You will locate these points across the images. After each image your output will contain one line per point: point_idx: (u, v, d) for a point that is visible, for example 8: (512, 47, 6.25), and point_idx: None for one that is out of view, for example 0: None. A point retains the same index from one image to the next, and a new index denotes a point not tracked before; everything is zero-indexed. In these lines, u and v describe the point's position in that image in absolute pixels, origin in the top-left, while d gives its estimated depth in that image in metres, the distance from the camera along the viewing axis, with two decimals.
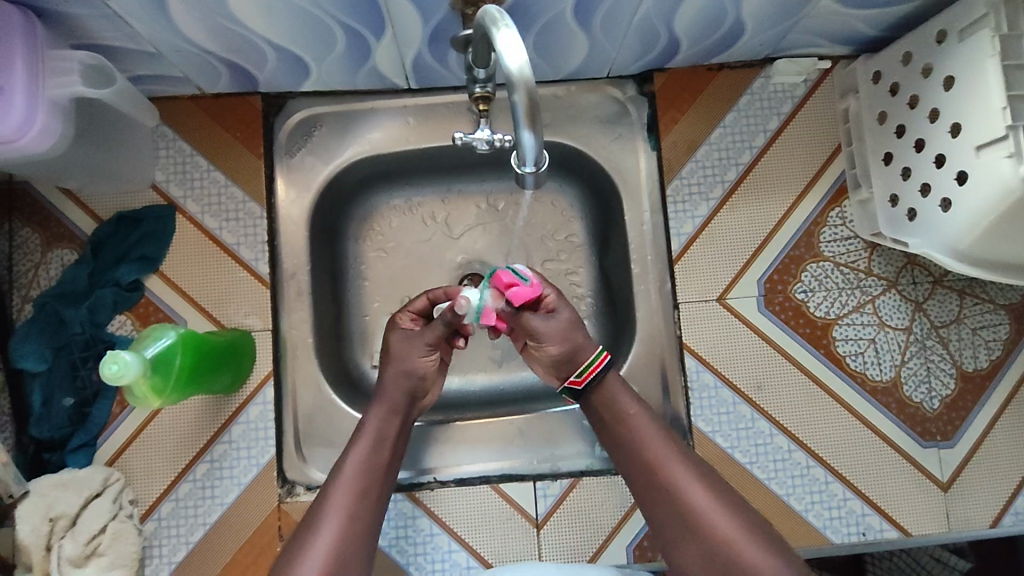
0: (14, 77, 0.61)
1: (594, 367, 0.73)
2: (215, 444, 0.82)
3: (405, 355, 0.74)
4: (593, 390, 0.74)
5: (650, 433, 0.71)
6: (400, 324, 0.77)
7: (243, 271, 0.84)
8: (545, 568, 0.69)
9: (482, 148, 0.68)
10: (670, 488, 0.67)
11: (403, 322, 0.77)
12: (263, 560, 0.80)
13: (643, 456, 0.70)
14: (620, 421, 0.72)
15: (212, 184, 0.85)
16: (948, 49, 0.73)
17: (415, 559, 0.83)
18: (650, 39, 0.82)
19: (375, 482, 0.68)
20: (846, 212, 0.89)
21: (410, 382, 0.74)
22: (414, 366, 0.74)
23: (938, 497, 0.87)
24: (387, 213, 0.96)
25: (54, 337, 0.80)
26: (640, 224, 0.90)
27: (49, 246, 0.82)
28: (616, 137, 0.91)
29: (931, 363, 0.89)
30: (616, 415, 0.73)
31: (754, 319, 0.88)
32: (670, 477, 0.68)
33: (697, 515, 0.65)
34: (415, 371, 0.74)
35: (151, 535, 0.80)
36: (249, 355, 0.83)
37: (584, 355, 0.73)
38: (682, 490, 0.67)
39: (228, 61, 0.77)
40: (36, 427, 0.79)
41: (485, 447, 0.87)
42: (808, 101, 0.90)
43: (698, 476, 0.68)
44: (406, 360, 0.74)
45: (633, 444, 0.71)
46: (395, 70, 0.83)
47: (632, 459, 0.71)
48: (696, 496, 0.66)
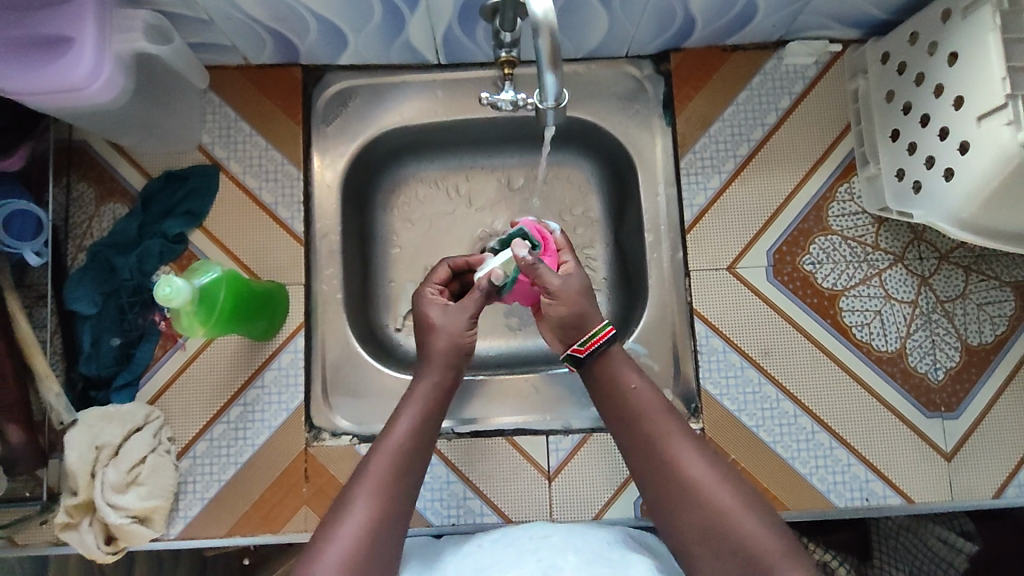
0: (85, 31, 0.68)
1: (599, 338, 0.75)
2: (249, 388, 0.87)
3: (453, 328, 0.76)
4: (594, 361, 0.76)
5: (654, 407, 0.73)
6: (425, 297, 0.80)
7: (279, 228, 0.90)
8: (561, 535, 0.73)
9: (506, 108, 0.75)
10: (671, 461, 0.69)
11: (427, 297, 0.79)
12: (288, 499, 0.85)
13: (643, 428, 0.72)
14: (622, 395, 0.74)
15: (254, 147, 0.91)
16: (952, 26, 0.76)
17: (432, 504, 0.87)
18: (666, 18, 0.86)
19: (411, 460, 0.69)
20: (855, 188, 0.93)
21: (458, 355, 0.76)
22: (463, 340, 0.76)
23: (941, 467, 0.88)
24: (414, 183, 1.01)
25: (105, 282, 0.86)
26: (654, 196, 0.95)
27: (102, 200, 0.89)
28: (632, 113, 0.96)
29: (937, 336, 0.90)
30: (616, 389, 0.74)
31: (762, 288, 0.91)
32: (672, 450, 0.70)
33: (699, 486, 0.67)
34: (462, 343, 0.76)
35: (186, 472, 0.85)
36: (284, 304, 0.88)
37: (591, 327, 0.76)
38: (683, 463, 0.69)
39: (273, 30, 0.83)
40: (85, 364, 0.85)
41: (502, 402, 0.92)
42: (820, 81, 0.94)
43: (699, 450, 0.70)
44: (452, 333, 0.76)
45: (635, 418, 0.73)
46: (426, 44, 0.89)
47: (632, 433, 0.72)
48: (696, 470, 0.68)
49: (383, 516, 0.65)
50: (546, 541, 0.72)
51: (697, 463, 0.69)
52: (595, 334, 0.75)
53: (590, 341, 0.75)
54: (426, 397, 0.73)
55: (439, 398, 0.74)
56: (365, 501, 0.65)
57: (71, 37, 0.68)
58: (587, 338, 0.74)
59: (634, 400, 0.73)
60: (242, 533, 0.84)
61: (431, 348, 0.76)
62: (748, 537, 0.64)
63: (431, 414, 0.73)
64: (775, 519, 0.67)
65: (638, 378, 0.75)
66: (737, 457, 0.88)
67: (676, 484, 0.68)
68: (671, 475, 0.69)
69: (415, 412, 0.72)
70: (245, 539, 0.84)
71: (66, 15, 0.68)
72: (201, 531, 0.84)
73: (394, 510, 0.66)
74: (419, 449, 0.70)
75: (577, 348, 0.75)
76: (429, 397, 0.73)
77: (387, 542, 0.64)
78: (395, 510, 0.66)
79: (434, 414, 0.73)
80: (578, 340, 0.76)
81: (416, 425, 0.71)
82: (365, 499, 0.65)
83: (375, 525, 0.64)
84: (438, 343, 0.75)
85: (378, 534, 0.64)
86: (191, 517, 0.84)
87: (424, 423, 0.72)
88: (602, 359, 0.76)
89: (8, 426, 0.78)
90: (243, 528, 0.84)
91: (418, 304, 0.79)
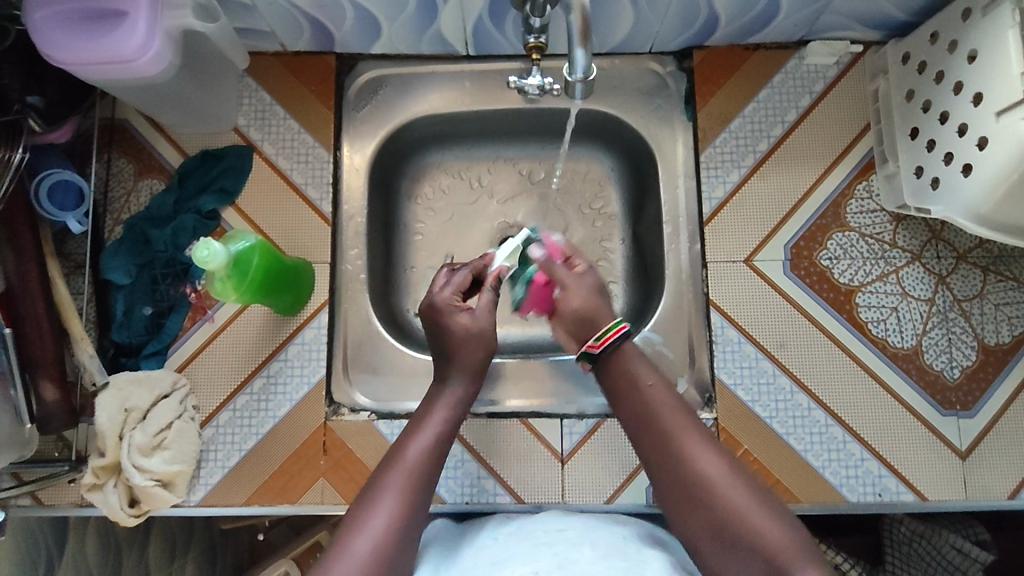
0: (139, 7, 0.72)
1: (612, 334, 0.77)
2: (273, 360, 0.89)
3: (481, 326, 0.80)
4: (608, 359, 0.77)
5: (666, 405, 0.74)
6: (435, 304, 0.81)
7: (308, 208, 0.93)
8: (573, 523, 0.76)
9: (533, 92, 0.78)
10: (682, 458, 0.70)
11: (440, 301, 0.80)
12: (307, 471, 0.87)
13: (653, 423, 0.73)
14: (633, 394, 0.75)
15: (288, 130, 0.94)
16: (972, 24, 0.77)
17: (446, 483, 0.88)
18: (691, 14, 0.89)
19: (438, 460, 0.72)
20: (873, 186, 0.94)
21: (485, 357, 0.80)
22: (489, 334, 0.80)
23: (956, 465, 0.88)
24: (439, 173, 1.04)
25: (140, 254, 0.89)
26: (673, 188, 0.96)
27: (140, 176, 0.92)
28: (655, 107, 0.98)
29: (953, 335, 0.91)
30: (627, 388, 0.76)
31: (778, 281, 0.92)
32: (683, 449, 0.71)
33: (709, 483, 0.68)
34: (488, 340, 0.80)
35: (208, 440, 0.87)
36: (309, 281, 0.90)
37: (603, 323, 0.78)
38: (694, 460, 0.70)
39: (311, 17, 0.87)
40: (118, 332, 0.88)
41: (517, 386, 0.93)
42: (841, 81, 0.96)
43: (710, 446, 0.71)
44: (480, 332, 0.80)
45: (645, 415, 0.74)
46: (457, 35, 0.92)
47: (643, 431, 0.74)
48: (708, 467, 0.69)
49: (406, 515, 0.67)
50: (561, 535, 0.73)
51: (708, 461, 0.70)
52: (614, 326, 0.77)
53: (606, 335, 0.77)
54: (452, 400, 0.77)
55: (464, 402, 0.79)
56: (394, 494, 0.68)
57: (125, 11, 0.72)
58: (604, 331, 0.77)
59: (644, 399, 0.75)
60: (260, 503, 0.86)
61: (458, 351, 0.79)
62: (759, 533, 0.65)
63: (456, 416, 0.77)
64: (779, 512, 0.67)
65: (648, 376, 0.76)
66: (750, 447, 0.88)
67: (687, 482, 0.69)
68: (683, 473, 0.70)
69: (441, 416, 0.75)
70: (263, 508, 0.86)
71: None
72: (221, 498, 0.86)
73: (416, 510, 0.68)
74: (446, 448, 0.74)
75: (593, 344, 0.77)
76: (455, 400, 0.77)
77: (413, 533, 0.67)
78: (421, 502, 0.69)
79: (458, 417, 0.77)
80: (593, 335, 0.78)
81: (444, 427, 0.75)
82: (394, 493, 0.68)
83: (404, 517, 0.67)
84: (467, 344, 0.79)
85: (407, 525, 0.67)
86: (212, 484, 0.86)
87: (450, 425, 0.76)
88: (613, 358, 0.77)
89: (44, 384, 0.80)
90: (261, 497, 0.86)
91: (434, 310, 0.80)
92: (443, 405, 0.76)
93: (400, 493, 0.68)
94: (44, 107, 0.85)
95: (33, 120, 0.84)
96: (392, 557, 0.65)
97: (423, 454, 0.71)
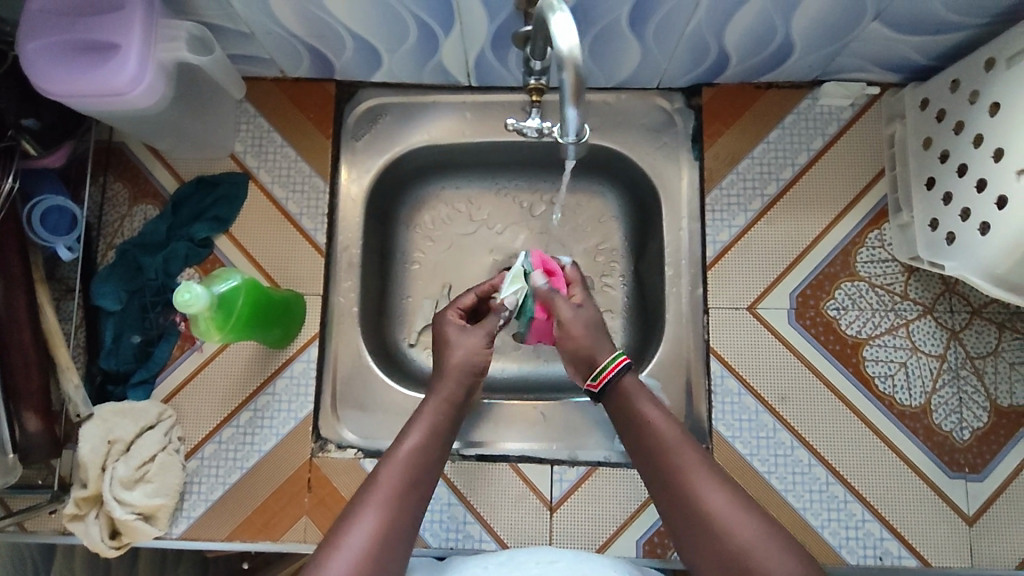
0: (132, 40, 0.71)
1: (610, 370, 0.74)
2: (260, 394, 0.88)
3: (471, 346, 0.78)
4: (612, 394, 0.74)
5: (672, 434, 0.70)
6: (441, 320, 0.82)
7: (302, 238, 0.91)
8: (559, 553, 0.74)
9: (531, 134, 0.75)
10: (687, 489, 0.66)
11: (444, 317, 0.81)
12: (290, 508, 0.85)
13: (661, 450, 0.69)
14: (639, 420, 0.72)
15: (284, 158, 0.93)
16: (995, 75, 0.74)
17: (431, 525, 0.86)
18: (700, 53, 0.86)
19: (423, 473, 0.68)
20: (886, 235, 0.90)
21: (471, 375, 0.77)
22: (477, 359, 0.78)
23: (962, 530, 0.84)
24: (438, 202, 1.02)
25: (130, 280, 0.88)
26: (677, 229, 0.93)
27: (135, 201, 0.91)
28: (660, 145, 0.95)
29: (964, 393, 0.87)
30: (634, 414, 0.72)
31: (783, 331, 0.89)
32: (691, 478, 0.66)
33: (717, 517, 0.64)
34: (477, 359, 0.78)
35: (193, 472, 0.86)
36: (300, 313, 0.89)
37: (601, 358, 0.75)
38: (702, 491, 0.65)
39: (311, 47, 0.85)
40: (105, 359, 0.87)
41: (508, 427, 0.91)
42: (855, 124, 0.93)
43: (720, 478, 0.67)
44: (468, 349, 0.78)
45: (653, 443, 0.70)
46: (459, 67, 0.90)
47: (652, 458, 0.70)
48: (715, 499, 0.65)
49: (389, 532, 0.63)
50: (552, 567, 0.70)
51: (718, 491, 0.65)
52: (606, 366, 0.74)
53: (601, 374, 0.74)
54: (436, 416, 0.73)
55: (449, 415, 0.75)
56: (375, 510, 0.64)
57: (118, 43, 0.71)
58: (597, 371, 0.74)
59: (651, 425, 0.71)
60: (242, 539, 0.85)
61: (446, 361, 0.78)
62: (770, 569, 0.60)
63: (441, 432, 0.73)
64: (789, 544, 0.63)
65: (654, 405, 0.72)
66: None
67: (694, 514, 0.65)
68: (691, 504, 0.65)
69: (425, 428, 0.72)
70: (245, 544, 0.85)
71: (115, 22, 0.71)
72: (203, 531, 0.85)
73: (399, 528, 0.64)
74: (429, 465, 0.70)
75: (591, 383, 0.75)
76: (439, 415, 0.74)
77: (394, 551, 0.63)
78: (405, 521, 0.65)
79: (442, 435, 0.72)
80: (590, 373, 0.76)
81: (428, 439, 0.71)
82: (375, 508, 0.64)
83: (384, 536, 0.63)
84: (454, 358, 0.78)
85: (387, 546, 0.62)
86: (195, 517, 0.85)
87: (434, 441, 0.71)
88: (618, 388, 0.74)
89: (27, 415, 0.79)
90: (244, 533, 0.85)
91: (437, 325, 0.82)
92: (425, 421, 0.72)
93: (382, 510, 0.64)
94: (39, 130, 0.83)
95: (28, 143, 0.81)
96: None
97: (404, 471, 0.67)
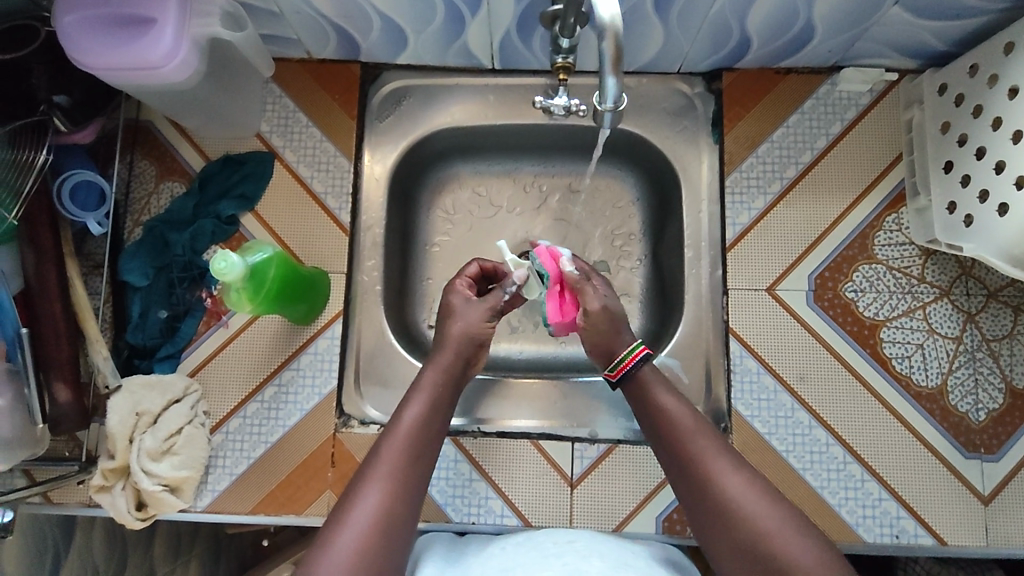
0: (168, 14, 0.72)
1: (627, 360, 0.76)
2: (284, 369, 0.89)
3: (471, 318, 0.78)
4: (632, 383, 0.75)
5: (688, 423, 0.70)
6: (449, 291, 0.83)
7: (327, 217, 0.92)
8: (577, 533, 0.73)
9: (559, 112, 0.76)
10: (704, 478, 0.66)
11: (452, 287, 0.82)
12: (314, 482, 0.86)
13: (682, 436, 0.70)
14: (659, 410, 0.72)
15: (309, 138, 0.94)
16: (1014, 58, 0.75)
17: (453, 500, 0.87)
18: (722, 37, 0.87)
19: (424, 445, 0.69)
20: (903, 219, 0.92)
21: (470, 346, 0.77)
22: (479, 331, 0.78)
23: (978, 510, 0.85)
24: (459, 185, 1.03)
25: (158, 256, 0.90)
26: (697, 212, 0.94)
27: (162, 178, 0.92)
28: (681, 128, 0.96)
29: (980, 375, 0.88)
30: (653, 405, 0.73)
31: (801, 313, 0.90)
32: (709, 468, 0.67)
33: (737, 506, 0.63)
34: (479, 334, 0.78)
35: (217, 446, 0.87)
36: (325, 291, 0.90)
37: (618, 349, 0.77)
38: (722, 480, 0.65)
39: (339, 27, 0.86)
40: (133, 333, 0.88)
41: (529, 405, 0.92)
42: (873, 110, 0.94)
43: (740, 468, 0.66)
44: (468, 322, 0.78)
45: (674, 433, 0.70)
46: (483, 49, 0.91)
47: (670, 448, 0.70)
48: (736, 489, 0.64)
49: (395, 504, 0.64)
50: (570, 546, 0.70)
51: (736, 480, 0.65)
52: (626, 355, 0.76)
53: (619, 365, 0.76)
54: (434, 389, 0.73)
55: (447, 388, 0.75)
56: (379, 483, 0.65)
57: (154, 17, 0.72)
58: (614, 364, 0.76)
59: (670, 415, 0.72)
60: (266, 512, 0.86)
61: (446, 332, 0.77)
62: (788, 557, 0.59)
63: (439, 404, 0.73)
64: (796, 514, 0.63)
65: (673, 397, 0.73)
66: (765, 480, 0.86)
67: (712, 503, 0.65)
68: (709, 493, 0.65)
69: (423, 401, 0.72)
70: (269, 518, 0.86)
71: None
72: (228, 505, 0.86)
73: (405, 500, 0.65)
74: (430, 437, 0.70)
75: (608, 374, 0.77)
76: (436, 387, 0.74)
77: (402, 522, 0.64)
78: (409, 491, 0.66)
79: (441, 407, 0.73)
80: (609, 364, 0.77)
81: (427, 412, 0.71)
82: (379, 481, 0.65)
83: (389, 508, 0.64)
84: (454, 330, 0.77)
85: (393, 518, 0.63)
86: (219, 491, 0.86)
87: (433, 413, 0.72)
88: (636, 377, 0.75)
89: (57, 385, 0.80)
90: (267, 507, 0.86)
91: (445, 295, 0.82)
92: (424, 394, 0.72)
93: (386, 483, 0.65)
94: (69, 107, 0.84)
95: (59, 119, 0.84)
96: (380, 548, 0.61)
97: (406, 444, 0.68)
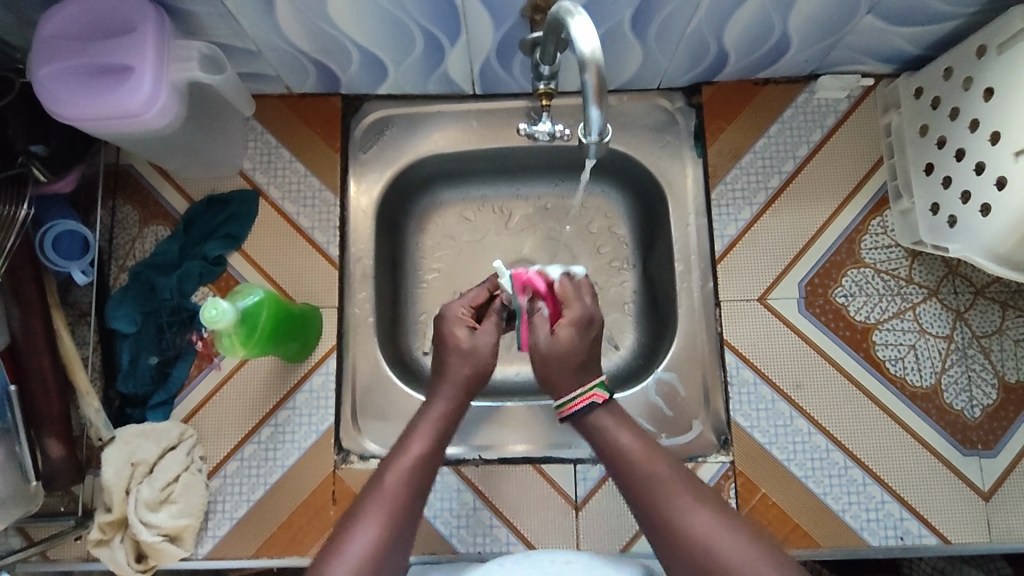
0: (145, 62, 0.72)
1: (574, 403, 0.71)
2: (280, 409, 0.88)
3: (479, 353, 0.75)
4: (578, 426, 0.71)
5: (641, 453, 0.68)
6: (446, 315, 0.78)
7: (315, 252, 0.92)
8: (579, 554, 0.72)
9: (543, 138, 0.78)
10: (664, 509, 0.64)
11: (451, 312, 0.78)
12: (316, 521, 0.85)
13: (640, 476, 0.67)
14: (613, 449, 0.69)
15: (294, 173, 0.94)
16: (987, 62, 0.77)
17: (457, 531, 0.87)
18: (700, 52, 0.88)
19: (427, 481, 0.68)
20: (888, 221, 0.93)
21: (477, 381, 0.75)
22: (484, 365, 0.75)
23: (979, 505, 0.86)
24: (444, 210, 1.02)
25: (145, 302, 0.89)
26: (685, 225, 0.94)
27: (145, 223, 0.92)
28: (663, 144, 0.96)
29: (972, 372, 0.89)
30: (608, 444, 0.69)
31: (794, 320, 0.91)
32: (667, 498, 0.65)
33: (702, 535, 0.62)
34: (481, 365, 0.75)
35: (216, 491, 0.86)
36: (317, 328, 0.89)
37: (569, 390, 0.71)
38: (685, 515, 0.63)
39: (318, 63, 0.86)
40: (123, 382, 0.87)
41: (528, 430, 0.91)
42: (852, 116, 0.95)
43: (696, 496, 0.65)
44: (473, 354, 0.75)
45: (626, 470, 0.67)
46: (463, 76, 0.91)
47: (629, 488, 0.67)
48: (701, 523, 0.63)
49: (390, 540, 0.63)
50: (569, 567, 0.69)
51: (698, 514, 0.63)
52: (577, 396, 0.71)
53: (567, 405, 0.71)
54: (440, 421, 0.72)
55: (453, 420, 0.73)
56: (375, 517, 0.64)
57: (130, 65, 0.72)
58: (564, 402, 0.71)
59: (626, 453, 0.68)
60: (268, 555, 0.84)
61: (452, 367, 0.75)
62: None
63: (444, 438, 0.71)
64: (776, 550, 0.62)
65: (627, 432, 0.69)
66: (768, 491, 0.87)
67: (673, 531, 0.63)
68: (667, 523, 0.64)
69: (428, 436, 0.70)
70: (271, 560, 0.84)
71: (126, 44, 0.72)
72: (229, 551, 0.84)
73: (397, 539, 0.64)
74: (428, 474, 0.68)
75: (557, 410, 0.72)
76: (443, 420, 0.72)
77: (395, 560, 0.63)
78: (408, 523, 0.65)
79: (445, 442, 0.71)
80: (555, 401, 0.72)
81: (432, 447, 0.69)
82: (375, 516, 0.64)
83: (384, 544, 0.63)
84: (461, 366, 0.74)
85: (385, 556, 0.62)
86: (220, 536, 0.84)
87: (436, 449, 0.70)
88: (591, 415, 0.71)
89: (49, 440, 0.79)
90: (270, 549, 0.84)
91: (443, 321, 0.78)
92: (429, 423, 0.71)
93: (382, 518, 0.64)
94: (48, 155, 0.83)
95: (38, 169, 0.82)
96: None
97: (407, 476, 0.66)
